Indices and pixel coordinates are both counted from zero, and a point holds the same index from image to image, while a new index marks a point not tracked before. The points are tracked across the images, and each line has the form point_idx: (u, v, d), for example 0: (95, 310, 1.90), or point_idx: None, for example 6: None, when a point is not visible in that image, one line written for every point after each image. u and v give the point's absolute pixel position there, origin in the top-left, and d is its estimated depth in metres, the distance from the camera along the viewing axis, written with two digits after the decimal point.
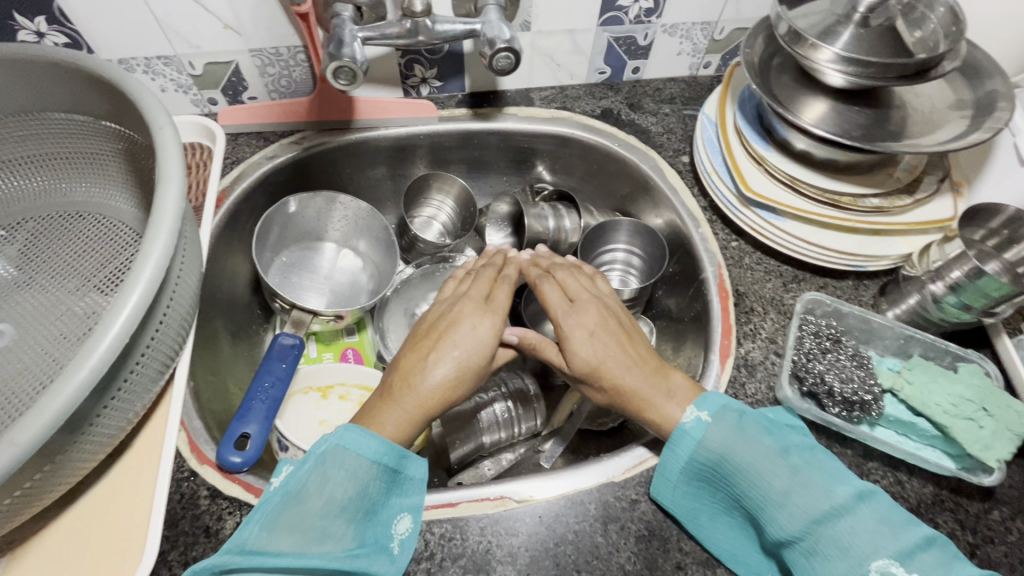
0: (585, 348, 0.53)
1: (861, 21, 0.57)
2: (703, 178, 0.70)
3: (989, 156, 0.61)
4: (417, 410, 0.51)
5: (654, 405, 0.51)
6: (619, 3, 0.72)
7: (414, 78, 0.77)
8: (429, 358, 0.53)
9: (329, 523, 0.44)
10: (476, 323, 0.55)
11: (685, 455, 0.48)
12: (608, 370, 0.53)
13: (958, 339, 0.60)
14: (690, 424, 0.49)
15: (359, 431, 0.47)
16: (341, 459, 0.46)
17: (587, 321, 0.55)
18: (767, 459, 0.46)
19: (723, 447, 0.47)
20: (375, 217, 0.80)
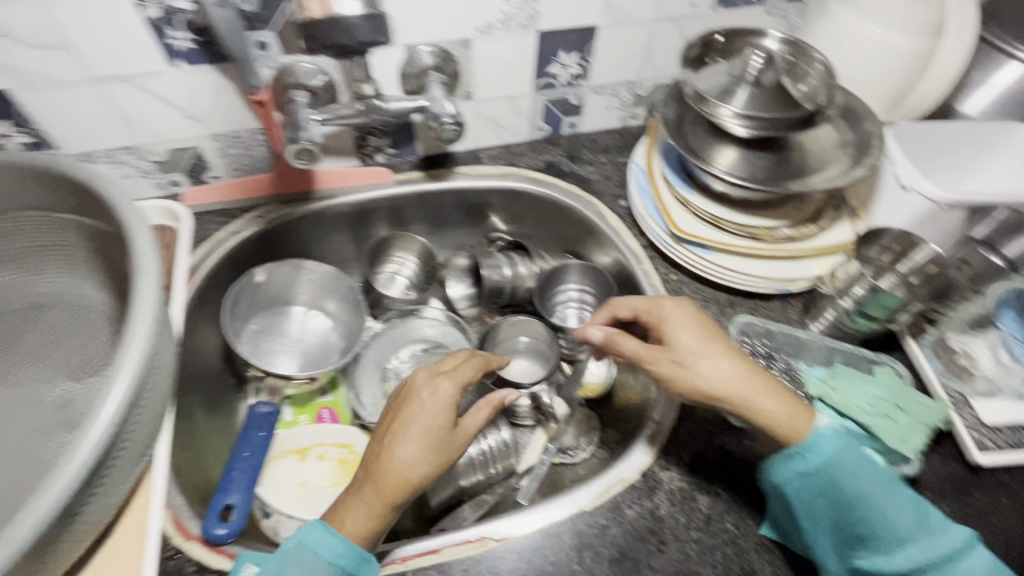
0: (685, 337, 0.57)
1: (753, 81, 0.66)
2: (639, 220, 0.76)
3: (877, 184, 0.69)
4: (382, 496, 0.52)
5: (788, 407, 0.52)
6: (550, 71, 0.81)
7: (369, 148, 0.83)
8: (393, 439, 0.55)
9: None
10: (431, 388, 0.57)
11: (814, 459, 0.50)
12: (720, 365, 0.54)
13: (873, 344, 0.68)
14: (829, 430, 0.51)
15: (320, 530, 0.50)
16: (302, 559, 0.48)
17: (681, 312, 0.59)
18: (882, 488, 0.50)
19: (859, 460, 0.50)
20: (340, 279, 0.84)
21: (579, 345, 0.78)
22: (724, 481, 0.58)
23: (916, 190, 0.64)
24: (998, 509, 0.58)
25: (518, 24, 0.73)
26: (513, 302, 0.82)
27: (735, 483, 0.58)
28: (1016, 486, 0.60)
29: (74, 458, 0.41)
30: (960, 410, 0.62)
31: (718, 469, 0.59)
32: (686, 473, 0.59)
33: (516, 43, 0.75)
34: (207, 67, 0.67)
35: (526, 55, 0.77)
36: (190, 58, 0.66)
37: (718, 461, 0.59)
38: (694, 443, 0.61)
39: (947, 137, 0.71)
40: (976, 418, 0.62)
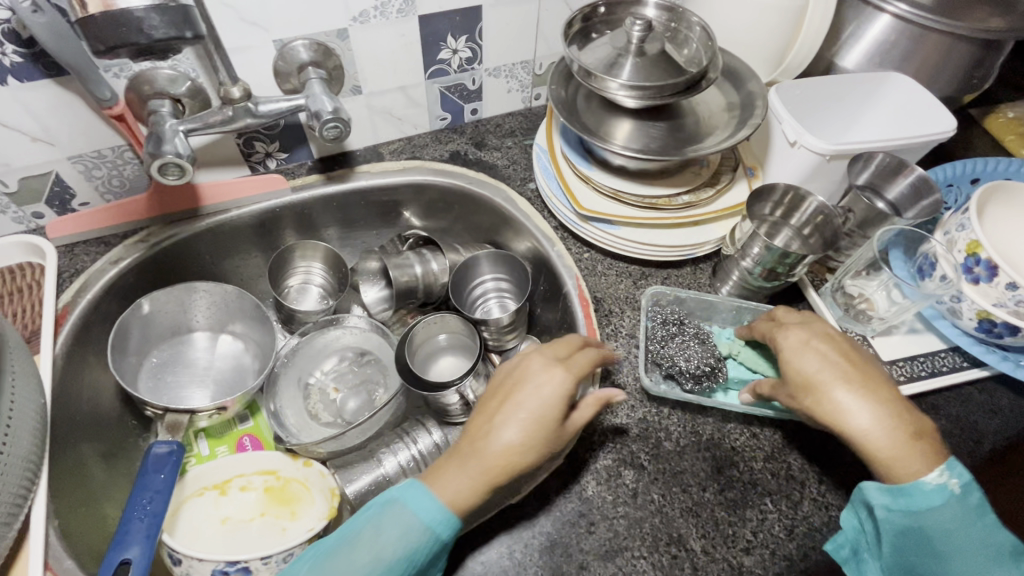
0: (807, 363, 0.53)
1: (637, 51, 0.66)
2: (547, 202, 0.76)
3: (769, 142, 0.71)
4: (481, 473, 0.51)
5: (894, 443, 0.48)
6: (440, 57, 0.78)
7: (258, 154, 0.78)
8: (499, 418, 0.53)
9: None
10: (544, 378, 0.54)
11: (907, 503, 0.47)
12: (834, 394, 0.51)
13: (779, 299, 0.71)
14: (936, 484, 0.46)
15: (420, 491, 0.50)
16: (399, 516, 0.50)
17: (806, 337, 0.55)
18: (987, 556, 0.46)
19: (959, 524, 0.46)
20: (244, 297, 0.78)
21: (503, 335, 0.77)
22: (646, 452, 0.59)
23: (803, 145, 0.66)
24: None
25: (395, 11, 0.70)
26: (430, 301, 0.79)
27: (657, 452, 0.59)
28: None
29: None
30: None
31: (640, 441, 0.60)
32: (610, 450, 0.59)
33: (397, 30, 0.72)
34: (45, 83, 0.60)
35: (410, 42, 0.74)
36: (21, 75, 0.59)
37: (640, 432, 0.60)
38: (616, 418, 0.61)
39: (827, 91, 0.74)
40: (875, 356, 0.66)
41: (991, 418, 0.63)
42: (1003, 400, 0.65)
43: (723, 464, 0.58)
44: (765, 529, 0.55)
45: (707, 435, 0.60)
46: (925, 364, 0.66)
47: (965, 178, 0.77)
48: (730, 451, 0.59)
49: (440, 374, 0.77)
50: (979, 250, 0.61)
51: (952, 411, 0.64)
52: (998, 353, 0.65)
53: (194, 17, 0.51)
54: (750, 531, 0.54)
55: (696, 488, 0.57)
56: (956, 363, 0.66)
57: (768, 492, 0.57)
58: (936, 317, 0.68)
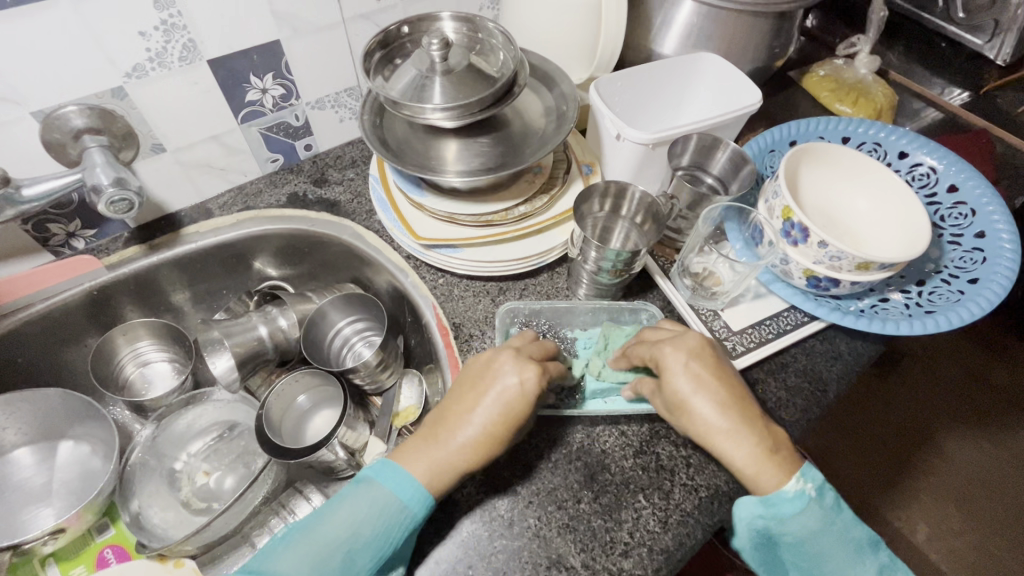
0: (679, 385, 0.54)
1: (443, 69, 0.63)
2: (391, 235, 0.71)
3: (601, 139, 0.72)
4: (444, 464, 0.52)
5: (757, 460, 0.52)
6: (248, 98, 0.72)
7: (57, 237, 0.69)
8: (466, 416, 0.54)
9: (343, 552, 0.49)
10: (515, 377, 0.54)
11: (776, 512, 0.51)
12: (704, 415, 0.53)
13: (635, 289, 0.72)
14: (794, 492, 0.51)
15: (396, 472, 0.52)
16: (376, 492, 0.52)
17: (683, 356, 0.55)
18: (849, 552, 0.51)
19: (819, 524, 0.51)
20: (72, 397, 0.69)
21: (376, 375, 0.72)
22: (519, 476, 0.58)
23: (626, 139, 0.67)
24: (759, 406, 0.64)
25: (175, 59, 0.64)
26: (287, 356, 0.75)
27: (529, 473, 0.58)
28: (768, 377, 0.67)
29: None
30: (711, 326, 0.68)
31: (511, 465, 0.58)
32: (482, 483, 0.57)
33: (185, 80, 0.66)
34: None
35: (206, 89, 0.68)
36: None
37: (510, 457, 0.59)
38: None
39: (644, 80, 0.76)
40: (727, 328, 0.68)
41: (834, 365, 0.68)
42: (841, 345, 0.70)
43: (595, 470, 0.58)
44: (641, 526, 0.55)
45: (577, 445, 0.60)
46: (772, 326, 0.69)
47: (783, 141, 0.82)
48: (600, 455, 0.59)
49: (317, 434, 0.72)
50: (791, 215, 0.64)
51: (800, 365, 0.68)
52: (829, 303, 0.69)
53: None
54: (626, 533, 0.55)
55: (571, 501, 0.56)
56: (797, 319, 0.70)
57: (641, 489, 0.57)
58: (772, 279, 0.71)
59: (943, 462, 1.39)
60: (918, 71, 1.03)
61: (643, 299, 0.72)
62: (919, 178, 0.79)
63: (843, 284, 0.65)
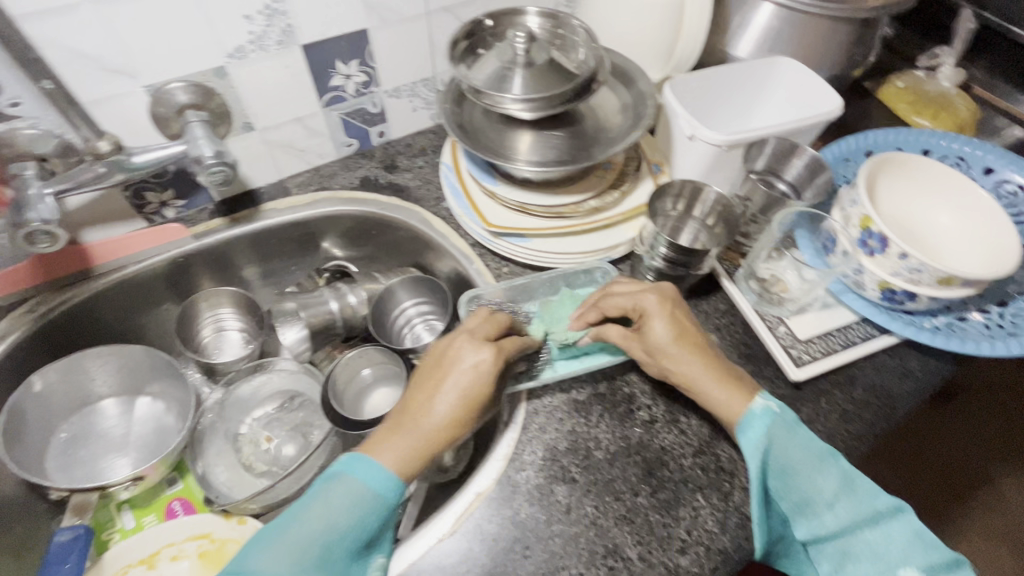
0: (660, 329, 0.55)
1: (525, 62, 0.65)
2: (459, 221, 0.73)
3: (671, 137, 0.72)
4: (422, 447, 0.51)
5: (728, 389, 0.54)
6: (333, 83, 0.75)
7: (151, 205, 0.74)
8: (429, 397, 0.53)
9: (321, 547, 0.46)
10: (478, 358, 0.53)
11: (751, 435, 0.51)
12: (684, 357, 0.55)
13: (698, 291, 0.72)
14: (762, 410, 0.52)
15: (367, 464, 0.50)
16: (349, 485, 0.49)
17: (659, 302, 0.57)
18: (813, 459, 0.50)
19: (780, 434, 0.51)
20: (154, 356, 0.74)
21: None
22: (577, 464, 0.58)
23: (699, 138, 0.67)
24: (823, 417, 0.63)
25: (273, 42, 0.67)
26: (353, 333, 0.78)
27: (588, 463, 0.59)
28: (834, 388, 0.65)
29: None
30: (776, 332, 0.67)
31: (570, 454, 0.59)
32: (541, 468, 0.58)
33: (280, 63, 0.69)
34: None
35: (297, 73, 0.71)
36: None
37: (570, 446, 0.60)
38: (544, 434, 0.60)
39: (719, 81, 0.75)
40: (792, 336, 0.67)
41: (904, 382, 0.66)
42: (913, 362, 0.67)
43: (653, 466, 0.59)
44: (699, 525, 0.55)
45: (636, 439, 0.60)
46: (840, 337, 0.67)
47: (859, 151, 0.80)
48: (659, 452, 0.59)
49: (375, 411, 0.74)
50: (870, 224, 0.63)
51: (867, 379, 0.66)
52: (903, 318, 0.67)
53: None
54: (684, 530, 0.55)
55: (628, 494, 0.57)
56: (868, 332, 0.68)
57: (699, 488, 0.57)
58: (843, 290, 0.69)
59: (999, 503, 1.31)
60: (1003, 87, 0.99)
61: (705, 301, 0.71)
62: (1005, 195, 0.76)
63: (921, 298, 0.63)
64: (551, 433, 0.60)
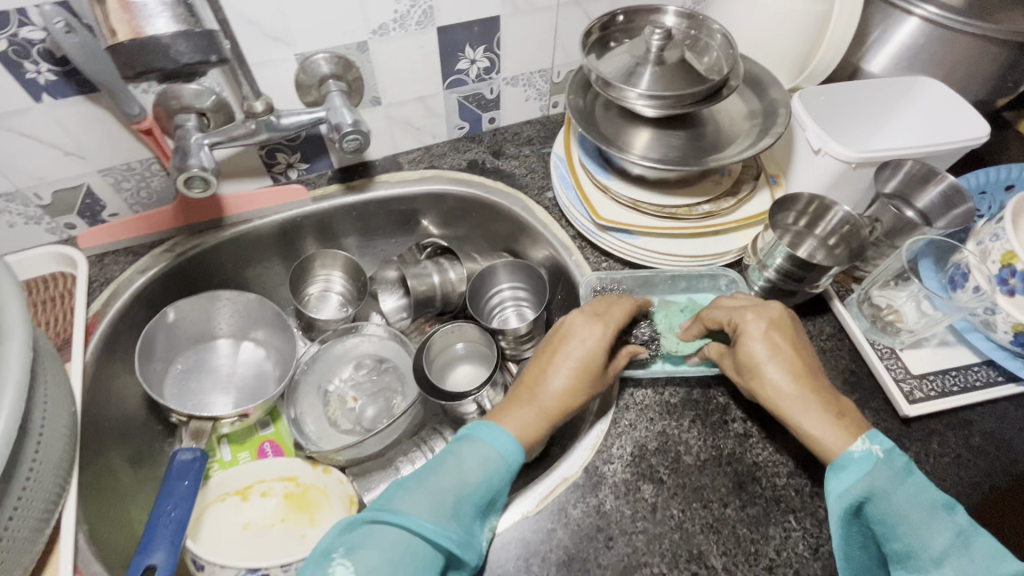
0: (751, 348, 0.54)
1: (657, 60, 0.65)
2: (565, 211, 0.75)
3: (793, 150, 0.70)
4: (540, 415, 0.55)
5: (829, 420, 0.49)
6: (458, 67, 0.78)
7: (280, 165, 0.79)
8: (549, 367, 0.57)
9: (456, 500, 0.48)
10: (588, 333, 0.57)
11: (848, 481, 0.45)
12: (775, 382, 0.52)
13: (805, 309, 0.70)
14: (861, 455, 0.46)
15: (492, 427, 0.53)
16: (479, 447, 0.51)
17: (762, 323, 0.55)
18: (925, 514, 0.42)
19: (888, 483, 0.43)
20: (266, 305, 0.79)
21: (524, 342, 0.76)
22: (666, 465, 0.58)
23: (828, 153, 0.64)
24: (933, 458, 0.59)
25: (414, 23, 0.70)
26: (448, 309, 0.81)
27: (677, 466, 0.58)
28: (948, 431, 0.61)
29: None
30: (888, 364, 0.64)
31: (659, 454, 0.59)
32: (629, 463, 0.58)
33: (416, 42, 0.73)
34: (78, 100, 0.61)
35: (428, 53, 0.74)
36: (55, 92, 0.60)
37: (659, 446, 0.59)
38: (634, 431, 0.60)
39: (853, 97, 0.72)
40: (905, 369, 0.64)
41: None
42: None
43: (744, 479, 0.57)
44: (789, 547, 0.53)
45: (729, 450, 0.59)
46: (957, 378, 0.63)
47: (999, 184, 0.74)
48: (752, 466, 0.58)
49: (461, 386, 0.77)
50: (1015, 261, 0.59)
51: (987, 427, 0.61)
52: None
53: (218, 40, 0.50)
54: (773, 549, 0.53)
55: (717, 503, 0.56)
56: (990, 377, 0.64)
57: (792, 510, 0.55)
58: (968, 328, 0.66)
59: None
60: None
61: (811, 321, 0.69)
62: None
63: None
64: (641, 431, 0.60)
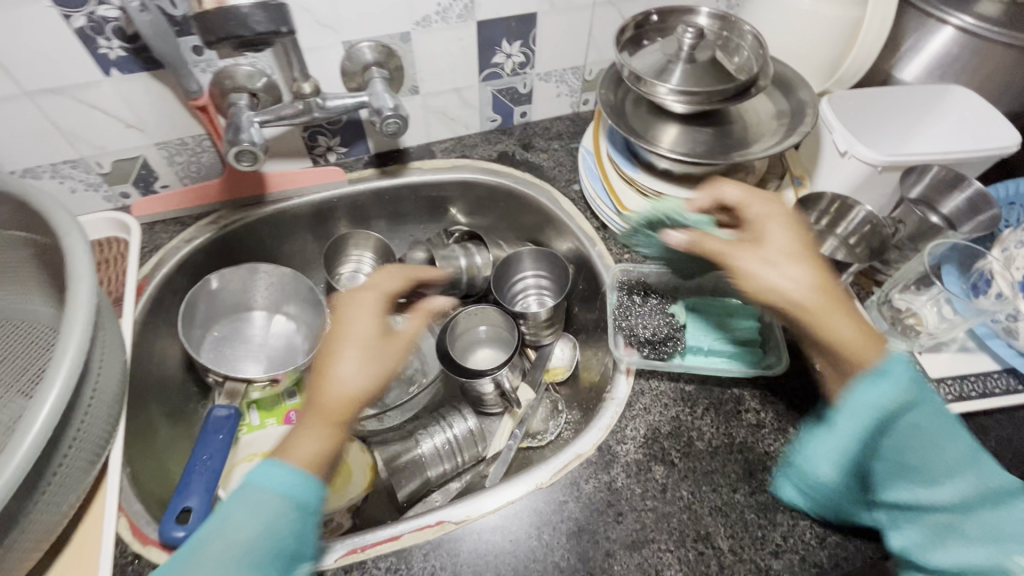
0: (777, 236, 0.48)
1: (688, 58, 0.67)
2: (591, 202, 0.78)
3: (819, 153, 0.71)
4: (334, 416, 0.49)
5: (858, 327, 0.44)
6: (494, 60, 0.81)
7: (320, 148, 0.83)
8: (333, 360, 0.51)
9: (246, 564, 0.40)
10: (359, 309, 0.55)
11: (886, 389, 0.40)
12: (788, 278, 0.45)
13: None
14: (893, 361, 0.41)
15: (271, 464, 0.44)
16: (246, 498, 0.42)
17: (778, 214, 0.49)
18: (941, 426, 0.41)
19: (910, 399, 0.40)
20: (300, 280, 0.83)
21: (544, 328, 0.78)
22: (678, 449, 0.60)
23: (854, 156, 0.65)
24: None
25: (455, 16, 0.74)
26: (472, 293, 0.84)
27: (689, 451, 0.59)
28: None
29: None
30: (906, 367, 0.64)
31: (671, 438, 0.60)
32: (641, 444, 0.60)
33: (456, 35, 0.76)
34: (142, 75, 0.66)
35: (467, 46, 0.78)
36: (123, 67, 0.65)
37: (672, 430, 0.61)
38: (648, 414, 0.62)
39: (882, 102, 0.73)
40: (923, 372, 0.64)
41: None
42: None
43: (755, 467, 0.58)
44: (796, 535, 0.54)
45: (741, 439, 0.60)
46: (976, 384, 0.64)
47: None
48: (763, 455, 0.59)
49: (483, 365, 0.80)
50: None
51: (1004, 434, 0.62)
52: None
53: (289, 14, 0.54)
54: (780, 535, 0.54)
55: (726, 488, 0.57)
56: (1009, 385, 0.64)
57: None
58: (989, 335, 0.67)
59: None
60: None
61: None
62: None
63: None
64: (654, 415, 0.62)
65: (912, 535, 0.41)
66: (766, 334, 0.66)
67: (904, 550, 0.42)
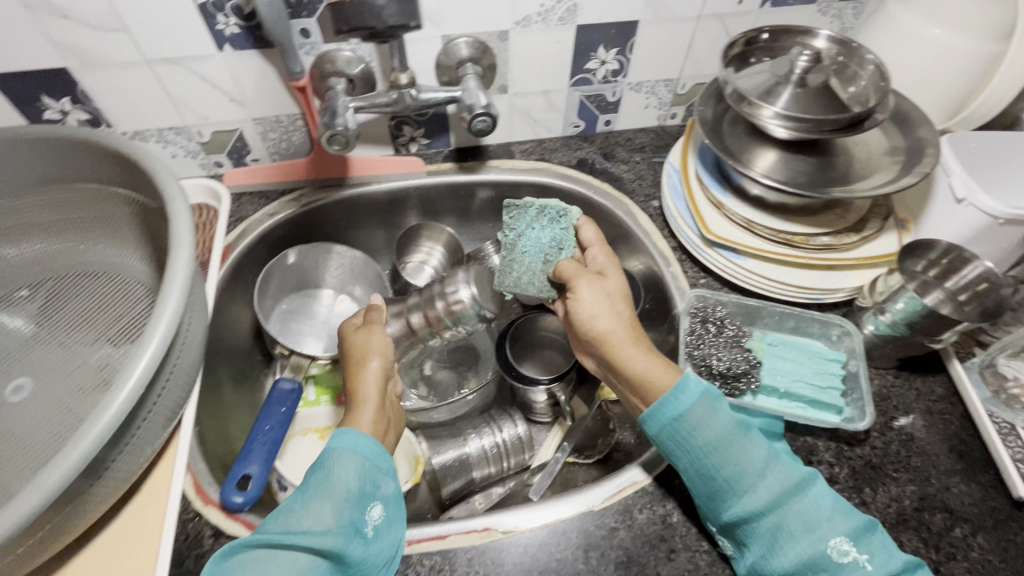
0: (588, 298, 0.59)
1: (798, 81, 0.64)
2: (670, 222, 0.75)
3: (929, 195, 0.65)
4: (375, 409, 0.57)
5: (654, 360, 0.55)
6: (588, 66, 0.79)
7: (404, 137, 0.84)
8: (355, 377, 0.60)
9: (337, 504, 0.48)
10: (364, 336, 0.64)
11: (686, 403, 0.51)
12: (605, 328, 0.57)
13: (916, 364, 0.65)
14: (691, 382, 0.52)
15: (348, 433, 0.52)
16: (340, 458, 0.51)
17: (599, 294, 0.59)
18: (726, 443, 0.50)
19: (722, 429, 0.51)
20: (370, 265, 0.87)
21: None
22: None
23: (972, 204, 0.60)
24: None
25: (557, 18, 0.73)
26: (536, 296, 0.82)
27: None
28: None
29: (80, 443, 0.43)
30: (1009, 442, 0.58)
31: None
32: None
33: (554, 36, 0.75)
34: (252, 53, 0.69)
35: (563, 49, 0.76)
36: (236, 44, 0.67)
37: None
38: None
39: (1011, 149, 0.67)
40: None
41: None
42: None
43: None
44: None
45: None
46: None
47: None
48: None
49: (533, 371, 0.80)
50: None
51: None
52: None
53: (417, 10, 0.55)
54: None
55: None
56: None
57: None
58: None
59: None
60: None
61: (922, 378, 0.64)
62: None
63: None
64: None
65: (758, 545, 0.49)
66: (849, 385, 0.62)
67: (752, 567, 0.49)
